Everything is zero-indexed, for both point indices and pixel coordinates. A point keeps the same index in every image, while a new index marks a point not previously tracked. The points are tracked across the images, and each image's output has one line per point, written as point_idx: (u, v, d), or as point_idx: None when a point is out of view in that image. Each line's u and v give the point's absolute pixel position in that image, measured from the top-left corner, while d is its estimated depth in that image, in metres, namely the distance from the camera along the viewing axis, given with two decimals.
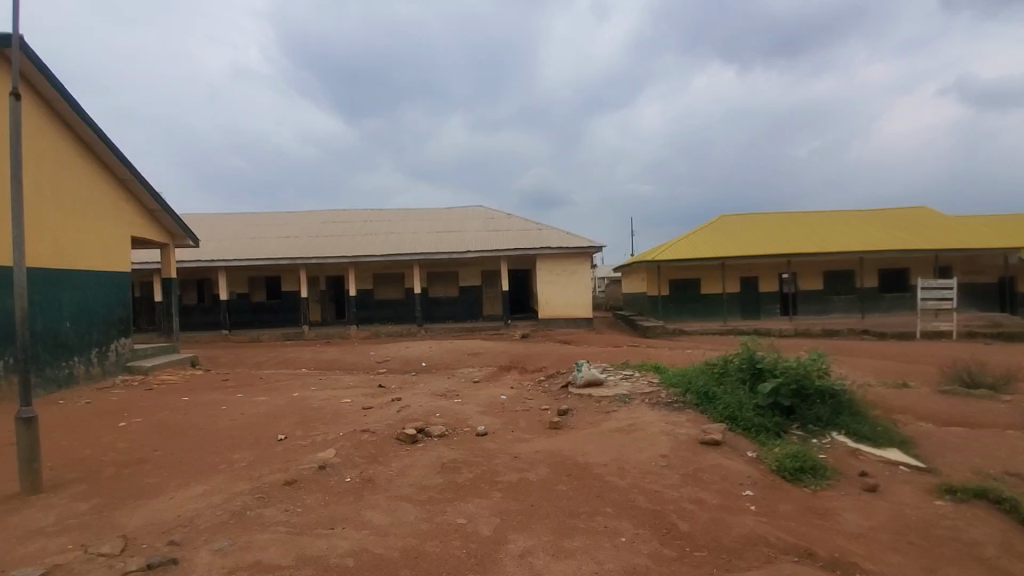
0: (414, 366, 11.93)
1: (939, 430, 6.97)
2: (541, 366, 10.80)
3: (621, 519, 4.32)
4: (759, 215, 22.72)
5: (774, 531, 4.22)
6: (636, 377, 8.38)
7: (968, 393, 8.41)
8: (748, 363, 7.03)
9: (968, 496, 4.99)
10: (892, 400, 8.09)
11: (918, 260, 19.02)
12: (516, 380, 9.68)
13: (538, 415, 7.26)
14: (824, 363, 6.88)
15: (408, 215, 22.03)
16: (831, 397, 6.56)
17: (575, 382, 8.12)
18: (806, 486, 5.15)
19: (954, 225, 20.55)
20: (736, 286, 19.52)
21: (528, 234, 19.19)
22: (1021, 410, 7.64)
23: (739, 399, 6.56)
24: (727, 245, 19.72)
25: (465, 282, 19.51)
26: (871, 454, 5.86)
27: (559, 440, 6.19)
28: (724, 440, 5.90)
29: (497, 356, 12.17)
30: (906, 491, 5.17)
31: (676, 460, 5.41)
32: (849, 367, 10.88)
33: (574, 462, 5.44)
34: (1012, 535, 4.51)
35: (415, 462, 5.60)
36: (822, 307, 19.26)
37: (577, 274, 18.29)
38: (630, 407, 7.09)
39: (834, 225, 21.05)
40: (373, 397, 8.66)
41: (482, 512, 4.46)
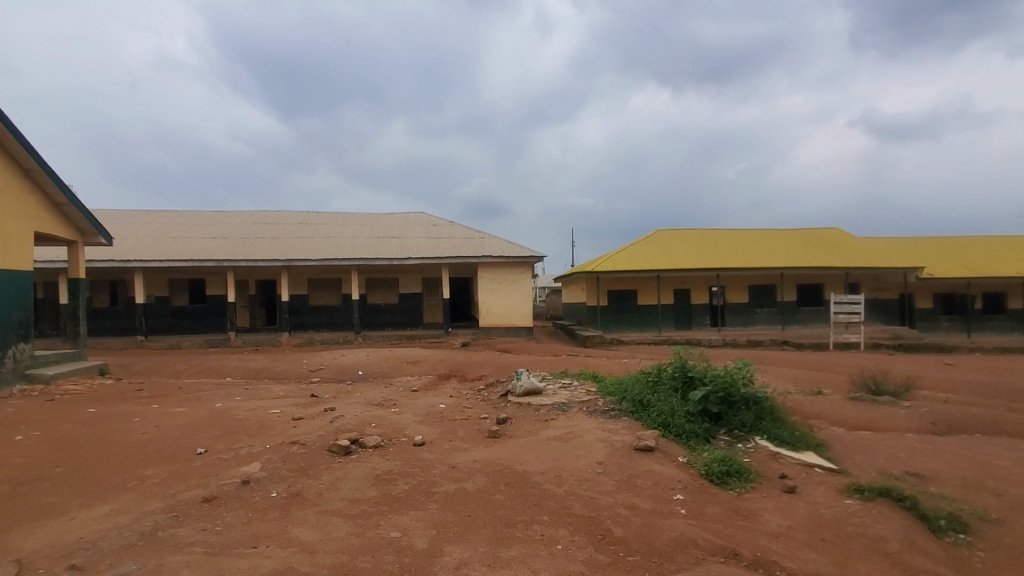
0: (349, 374, 11.53)
1: (849, 434, 7.52)
2: (481, 374, 10.74)
3: (557, 526, 4.33)
4: (692, 231, 23.82)
5: (702, 533, 4.37)
6: (574, 385, 8.51)
7: (873, 400, 9.14)
8: (680, 371, 7.31)
9: (874, 495, 5.39)
10: (809, 406, 8.66)
11: (831, 276, 20.57)
12: (455, 388, 9.56)
13: (476, 424, 7.19)
14: (749, 372, 7.26)
15: (347, 219, 21.40)
16: (755, 403, 6.92)
17: (514, 391, 8.14)
18: (731, 489, 5.40)
19: (862, 246, 22.39)
20: (670, 297, 20.33)
21: (470, 242, 19.15)
22: (918, 415, 8.40)
23: (671, 406, 6.79)
24: (662, 258, 20.52)
25: (405, 289, 19.17)
26: (790, 457, 6.23)
27: (497, 448, 6.15)
28: (657, 446, 6.08)
29: (436, 364, 11.98)
30: (821, 491, 5.51)
31: (611, 467, 5.51)
32: (770, 375, 11.57)
33: (512, 471, 5.42)
34: (912, 530, 4.90)
35: (347, 475, 5.38)
36: (748, 319, 20.41)
37: (518, 283, 18.41)
38: (568, 415, 7.17)
39: (759, 242, 22.41)
40: (304, 407, 8.28)
41: (417, 524, 4.34)
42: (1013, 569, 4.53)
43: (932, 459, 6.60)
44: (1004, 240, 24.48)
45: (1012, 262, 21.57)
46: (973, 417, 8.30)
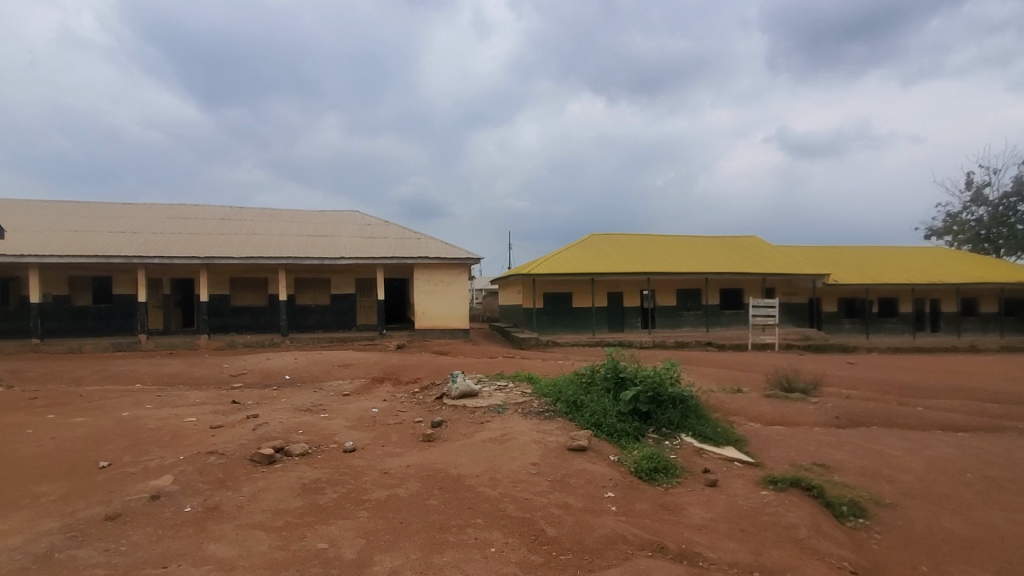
0: (275, 379, 10.96)
1: (765, 429, 8.03)
2: (416, 377, 10.53)
3: (491, 529, 4.32)
4: (624, 236, 24.64)
5: (631, 528, 4.50)
6: (510, 388, 8.53)
7: (786, 397, 9.83)
8: (613, 372, 7.51)
9: (786, 485, 5.78)
10: (730, 404, 9.17)
11: (750, 281, 21.95)
12: (388, 392, 9.33)
13: (410, 428, 7.04)
14: (676, 372, 7.57)
15: (275, 215, 20.38)
16: (682, 402, 7.23)
17: (449, 393, 8.05)
18: (659, 484, 5.61)
19: (777, 254, 24.06)
20: (603, 300, 20.93)
21: (406, 242, 18.80)
22: (823, 409, 9.12)
23: (603, 407, 6.98)
24: (596, 262, 21.07)
25: (337, 290, 18.52)
26: (713, 453, 6.56)
27: (431, 453, 6.05)
28: (590, 446, 6.22)
29: (370, 367, 11.66)
30: (739, 484, 5.85)
31: (545, 467, 5.57)
32: (695, 375, 12.16)
33: (446, 475, 5.35)
34: (818, 516, 5.29)
35: (271, 485, 5.10)
36: (675, 322, 21.37)
37: (455, 284, 18.26)
38: (504, 417, 7.17)
39: (685, 248, 23.54)
40: (224, 415, 7.78)
41: (346, 534, 4.18)
42: (903, 549, 5.00)
43: (836, 450, 7.19)
44: (896, 250, 27.15)
45: (903, 270, 23.97)
46: (870, 410, 9.12)
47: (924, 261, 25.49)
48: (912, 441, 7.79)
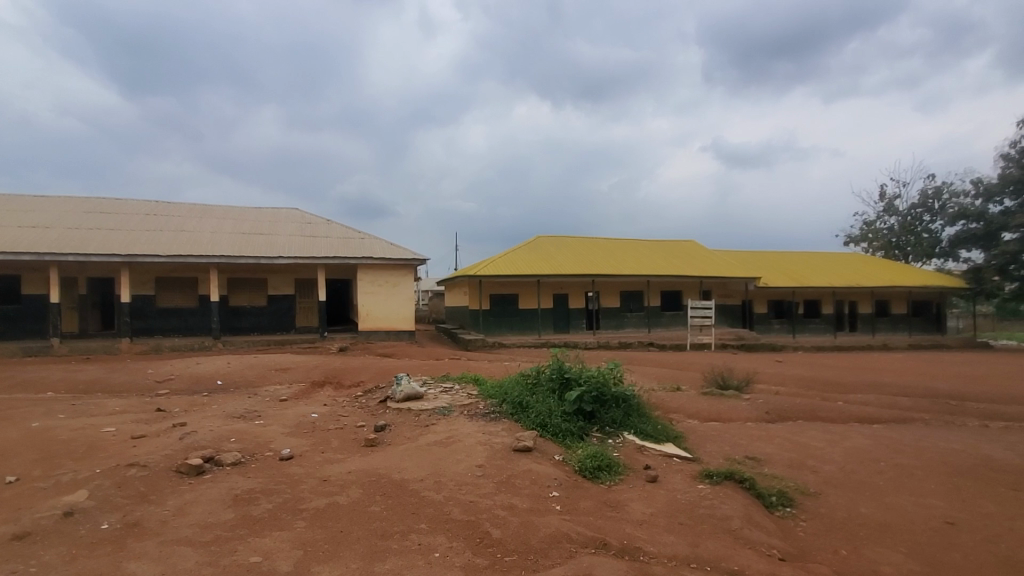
0: (206, 385, 10.33)
1: (702, 425, 8.37)
2: (358, 381, 10.22)
3: (435, 534, 4.24)
4: (569, 239, 25.05)
5: (575, 526, 4.55)
6: (456, 389, 8.46)
7: (721, 394, 10.31)
8: (558, 373, 7.59)
9: (720, 479, 6.04)
10: (670, 402, 9.50)
11: (688, 283, 22.88)
12: (329, 396, 9.00)
13: (352, 433, 6.83)
14: (619, 372, 7.74)
15: (207, 211, 19.25)
16: (624, 401, 7.40)
17: (394, 396, 7.88)
18: (602, 482, 5.71)
19: (713, 258, 25.21)
20: (549, 302, 21.19)
21: (349, 242, 18.28)
22: (755, 405, 9.62)
23: (548, 407, 7.05)
24: (542, 264, 21.30)
25: (274, 291, 17.74)
26: (653, 449, 6.75)
27: (374, 458, 5.89)
28: (535, 446, 6.25)
29: (309, 371, 11.21)
30: (678, 479, 6.05)
31: (491, 469, 5.55)
32: (637, 374, 12.52)
33: (388, 480, 5.22)
34: (750, 507, 5.56)
35: (200, 497, 4.79)
36: (619, 323, 21.93)
37: (400, 285, 17.92)
38: (450, 419, 7.09)
39: (628, 251, 24.22)
40: (148, 424, 7.24)
41: (281, 546, 3.99)
42: (825, 534, 5.34)
43: (766, 444, 7.58)
44: (819, 256, 29.10)
45: (825, 274, 25.73)
46: (796, 405, 9.70)
47: (843, 266, 27.47)
48: (834, 434, 8.35)
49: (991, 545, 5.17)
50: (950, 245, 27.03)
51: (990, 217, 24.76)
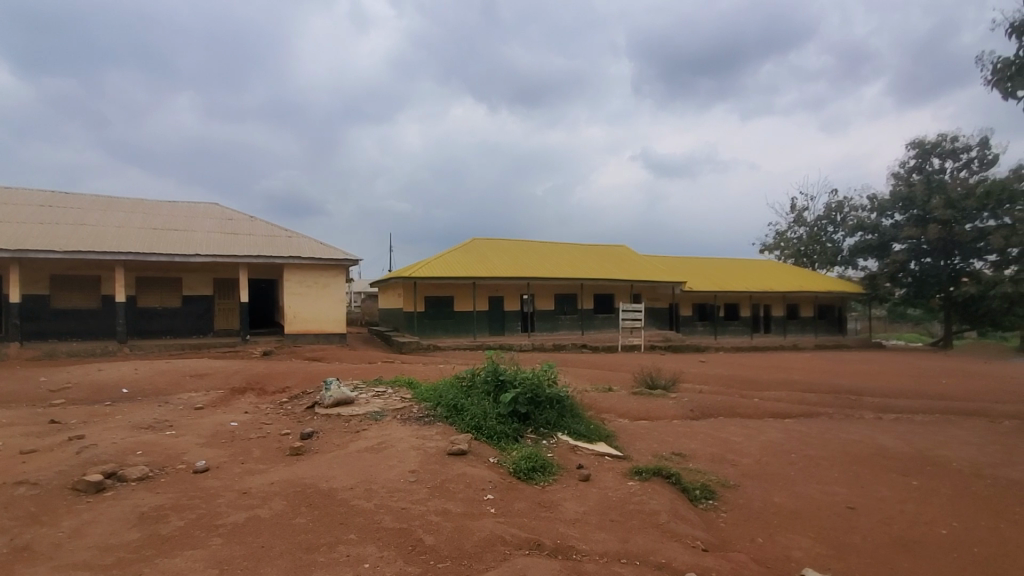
0: (110, 394, 9.43)
1: (631, 424, 8.64)
2: (284, 386, 9.69)
3: (365, 544, 4.08)
4: (505, 241, 25.14)
5: (509, 529, 4.53)
6: (389, 394, 8.23)
7: (650, 393, 10.71)
8: (492, 375, 7.56)
9: (649, 475, 6.25)
10: (602, 402, 9.73)
11: (620, 287, 23.61)
12: (251, 404, 8.47)
13: (275, 442, 6.46)
14: (553, 373, 7.81)
15: (112, 204, 17.63)
16: (558, 402, 7.47)
17: (322, 402, 7.56)
18: (536, 483, 5.75)
19: (643, 262, 26.20)
20: (484, 304, 21.18)
21: (274, 241, 17.36)
22: (680, 404, 10.07)
23: (483, 409, 7.02)
24: (478, 266, 21.25)
25: (190, 291, 16.56)
26: (586, 449, 6.88)
27: (300, 467, 5.61)
28: (470, 449, 6.19)
29: (229, 377, 10.53)
30: (609, 476, 6.20)
31: (424, 474, 5.42)
32: (570, 376, 12.76)
33: (315, 490, 4.97)
34: (676, 501, 5.80)
35: (101, 516, 4.35)
36: (553, 325, 22.29)
37: (329, 287, 17.24)
38: (382, 424, 6.89)
39: (562, 255, 24.65)
40: (39, 437, 6.49)
41: (195, 566, 3.69)
42: (744, 524, 5.66)
43: (690, 440, 7.95)
44: (738, 262, 31.00)
45: (743, 280, 27.46)
46: (718, 403, 10.25)
47: (759, 272, 29.44)
48: (751, 429, 8.87)
49: (886, 527, 5.68)
50: (850, 254, 29.67)
51: (883, 229, 27.43)
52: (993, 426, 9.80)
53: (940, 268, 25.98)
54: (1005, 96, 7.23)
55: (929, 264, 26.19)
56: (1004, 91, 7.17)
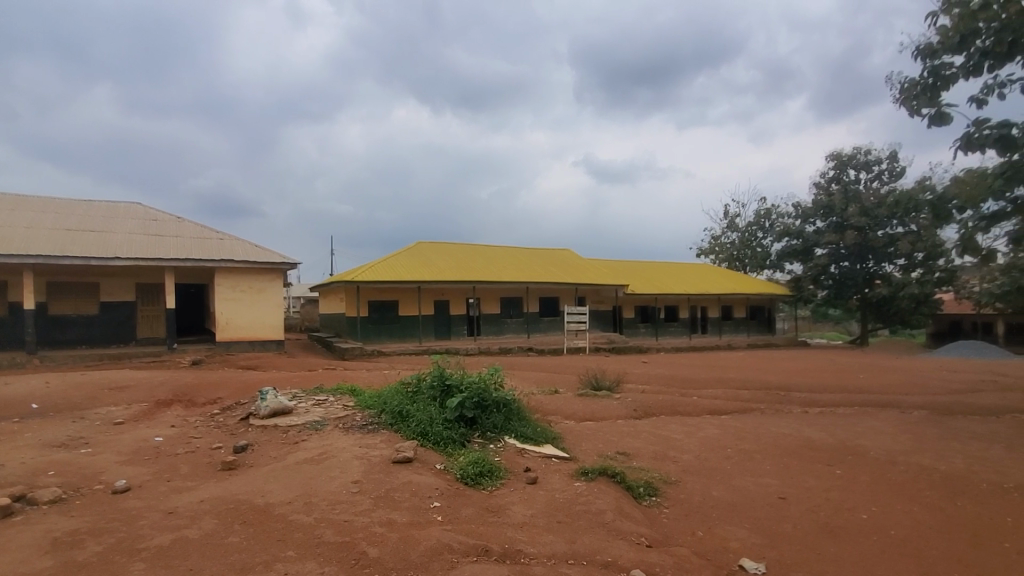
0: (16, 409, 8.54)
1: (577, 425, 8.75)
2: (215, 397, 9.12)
3: (305, 560, 3.89)
4: (450, 244, 24.94)
5: (457, 536, 4.45)
6: (330, 402, 7.93)
7: (595, 394, 10.91)
8: (439, 380, 7.44)
9: (595, 475, 6.34)
10: (548, 404, 9.82)
11: (565, 290, 23.95)
12: (178, 417, 7.91)
13: (206, 457, 6.06)
14: (499, 377, 7.76)
15: (19, 202, 16.07)
16: (504, 406, 7.44)
17: (258, 413, 7.18)
18: (483, 488, 5.70)
19: (587, 266, 26.72)
20: (430, 308, 20.93)
21: (205, 244, 16.39)
22: (624, 404, 10.31)
23: (429, 415, 6.89)
24: (423, 270, 20.96)
25: (110, 297, 15.34)
26: (532, 452, 6.88)
27: (234, 482, 5.29)
28: (415, 456, 6.06)
29: (154, 389, 9.80)
30: (556, 478, 6.24)
31: (368, 484, 5.25)
32: (518, 379, 12.80)
33: (249, 507, 4.69)
34: (622, 500, 5.91)
35: (5, 545, 3.92)
36: (499, 328, 22.32)
37: (266, 291, 16.46)
38: (323, 434, 6.63)
39: (508, 259, 24.73)
40: None
41: None
42: (685, 519, 5.84)
43: (634, 439, 8.15)
44: (677, 266, 32.24)
45: (683, 283, 28.56)
46: (660, 403, 10.59)
47: (696, 275, 30.74)
48: (691, 426, 9.22)
49: (814, 514, 6.02)
50: (778, 258, 31.55)
51: (806, 235, 29.32)
52: (905, 417, 10.66)
53: (857, 271, 28.09)
54: (911, 112, 7.85)
55: (847, 268, 28.26)
56: (910, 109, 7.79)
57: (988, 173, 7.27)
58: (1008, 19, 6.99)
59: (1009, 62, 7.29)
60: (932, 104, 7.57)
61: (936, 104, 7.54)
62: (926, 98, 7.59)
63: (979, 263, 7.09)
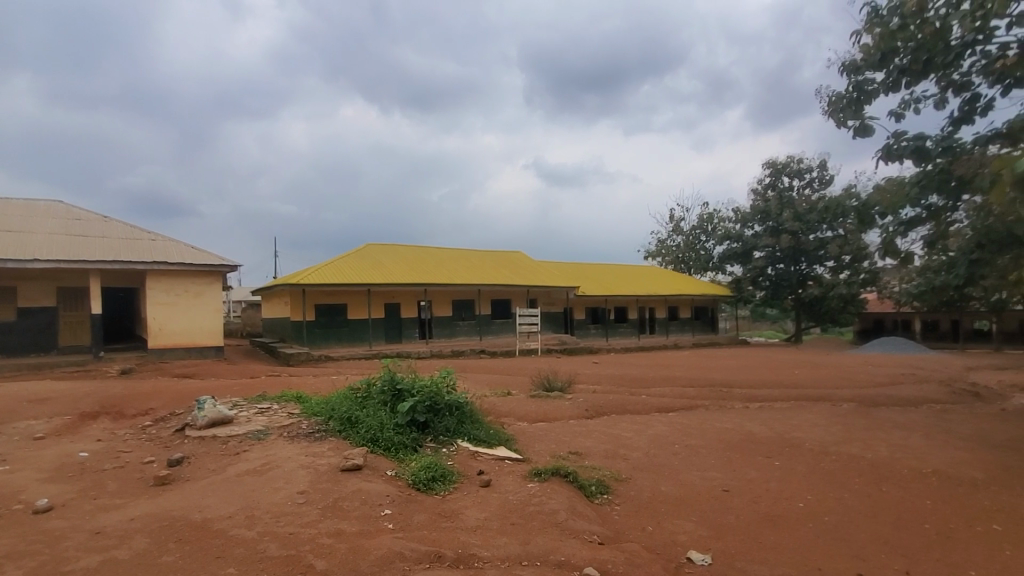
0: None
1: (530, 426, 8.78)
2: (148, 408, 8.54)
3: None
4: (400, 246, 24.53)
5: (409, 544, 4.34)
6: (274, 410, 7.61)
7: (547, 395, 11.00)
8: (389, 385, 7.29)
9: (548, 476, 6.37)
10: (501, 406, 9.81)
11: (517, 292, 24.06)
12: (106, 430, 7.36)
13: (137, 472, 5.66)
14: (451, 380, 7.66)
15: None
16: (457, 409, 7.35)
17: (194, 423, 6.78)
18: (436, 493, 5.61)
19: (539, 269, 26.95)
20: (380, 312, 20.52)
21: (136, 245, 15.39)
22: (576, 404, 10.44)
23: (379, 421, 6.73)
24: (372, 272, 20.51)
25: (28, 302, 14.13)
26: (486, 454, 6.84)
27: (170, 498, 4.97)
28: (365, 463, 5.89)
29: (78, 400, 9.08)
30: (509, 480, 6.23)
31: (315, 494, 5.05)
32: (470, 382, 12.73)
33: (186, 523, 4.41)
34: (575, 499, 5.97)
35: None
36: (451, 331, 22.14)
37: (204, 295, 15.64)
38: (267, 443, 6.34)
39: (459, 261, 24.59)
40: None
41: None
42: (636, 515, 5.96)
43: (586, 439, 8.27)
44: (626, 268, 33.06)
45: (631, 285, 29.30)
46: (610, 402, 10.80)
47: (644, 277, 31.64)
48: (640, 424, 9.46)
49: (755, 505, 6.29)
50: (719, 260, 32.94)
51: (745, 239, 30.77)
52: (836, 409, 11.35)
53: (791, 273, 29.74)
54: (838, 124, 8.38)
55: (782, 269, 29.85)
56: (838, 120, 8.32)
57: (906, 181, 7.88)
58: (923, 39, 7.63)
59: (923, 80, 7.94)
60: (856, 117, 8.13)
61: (861, 116, 8.09)
62: (851, 110, 8.13)
63: (899, 265, 7.64)
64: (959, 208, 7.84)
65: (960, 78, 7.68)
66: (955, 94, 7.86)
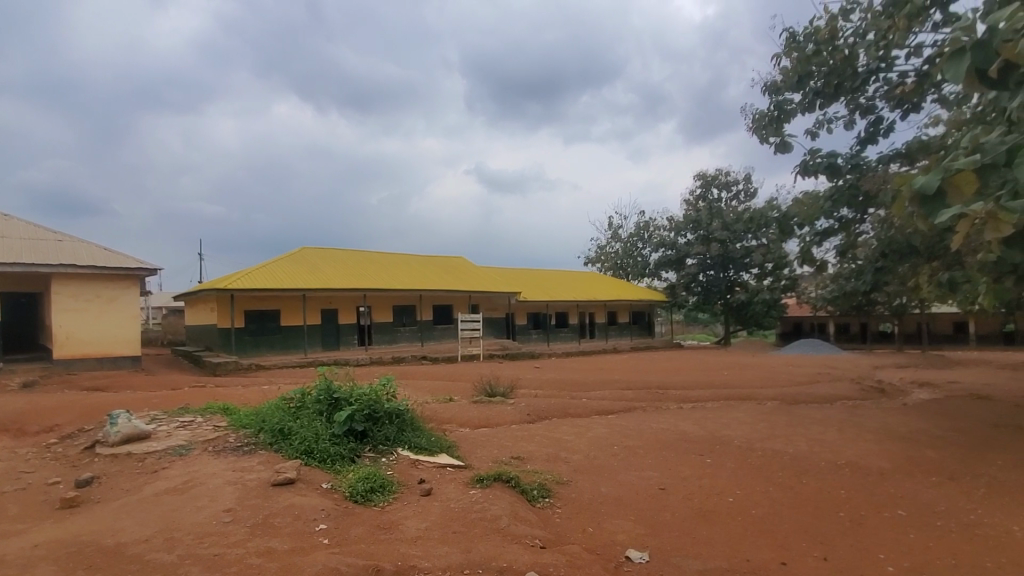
0: None
1: (473, 432, 8.72)
2: (52, 425, 7.75)
3: None
4: (338, 250, 23.80)
5: (345, 559, 4.17)
6: (198, 423, 7.12)
7: (490, 401, 10.98)
8: (325, 394, 7.00)
9: (490, 481, 6.34)
10: (443, 413, 9.69)
11: (458, 298, 23.90)
12: (2, 449, 6.63)
13: (38, 495, 5.12)
14: (391, 388, 7.45)
15: None
16: (397, 416, 7.16)
17: (106, 440, 6.22)
18: (374, 504, 5.43)
19: (481, 274, 26.95)
20: (316, 318, 19.80)
21: (39, 245, 14.00)
22: (519, 409, 10.49)
23: (314, 432, 6.45)
24: (308, 276, 19.77)
25: None
26: (426, 462, 6.71)
27: (79, 521, 4.54)
28: (298, 477, 5.62)
29: None
30: (451, 487, 6.14)
31: (243, 512, 4.75)
32: (411, 389, 12.50)
33: (95, 549, 4.02)
34: (517, 503, 5.98)
35: None
36: (392, 337, 21.68)
37: (119, 301, 14.47)
38: (190, 459, 5.92)
39: (400, 266, 24.15)
40: None
41: None
42: (577, 516, 6.05)
43: (528, 443, 8.31)
44: (566, 274, 33.65)
45: (572, 290, 29.88)
46: (552, 406, 10.92)
47: (584, 283, 32.33)
48: (581, 427, 9.62)
49: (689, 501, 6.54)
50: (655, 267, 34.24)
51: (679, 246, 32.15)
52: (761, 407, 12.03)
53: (720, 279, 31.37)
54: (761, 140, 8.94)
55: (712, 276, 31.43)
56: (761, 137, 8.87)
57: (820, 196, 8.51)
58: (835, 64, 8.31)
59: (834, 102, 8.61)
60: (777, 134, 8.70)
61: (781, 134, 8.67)
62: (772, 128, 8.69)
63: (815, 272, 8.21)
64: (866, 220, 8.55)
65: (866, 102, 8.40)
66: (862, 116, 8.59)
